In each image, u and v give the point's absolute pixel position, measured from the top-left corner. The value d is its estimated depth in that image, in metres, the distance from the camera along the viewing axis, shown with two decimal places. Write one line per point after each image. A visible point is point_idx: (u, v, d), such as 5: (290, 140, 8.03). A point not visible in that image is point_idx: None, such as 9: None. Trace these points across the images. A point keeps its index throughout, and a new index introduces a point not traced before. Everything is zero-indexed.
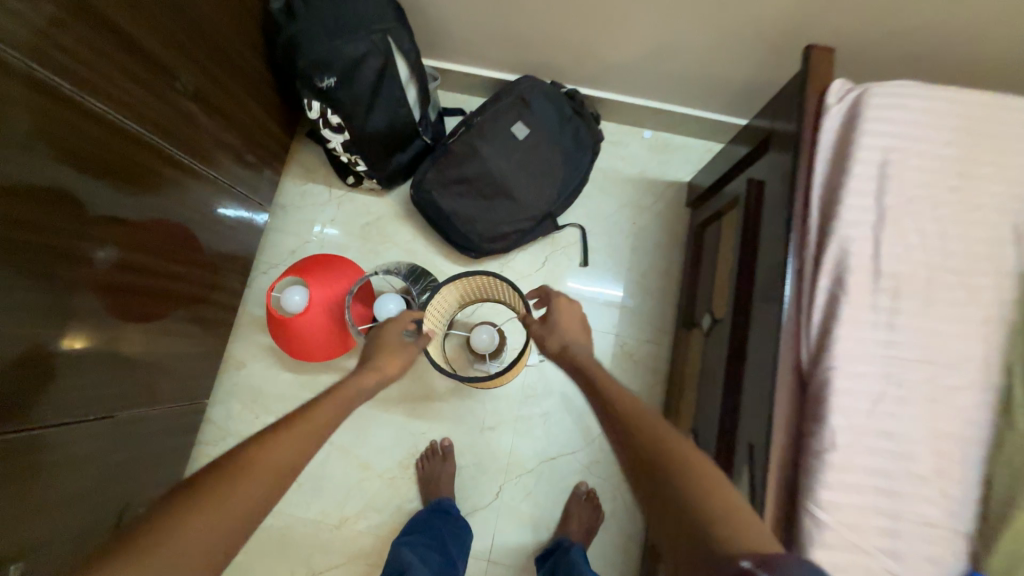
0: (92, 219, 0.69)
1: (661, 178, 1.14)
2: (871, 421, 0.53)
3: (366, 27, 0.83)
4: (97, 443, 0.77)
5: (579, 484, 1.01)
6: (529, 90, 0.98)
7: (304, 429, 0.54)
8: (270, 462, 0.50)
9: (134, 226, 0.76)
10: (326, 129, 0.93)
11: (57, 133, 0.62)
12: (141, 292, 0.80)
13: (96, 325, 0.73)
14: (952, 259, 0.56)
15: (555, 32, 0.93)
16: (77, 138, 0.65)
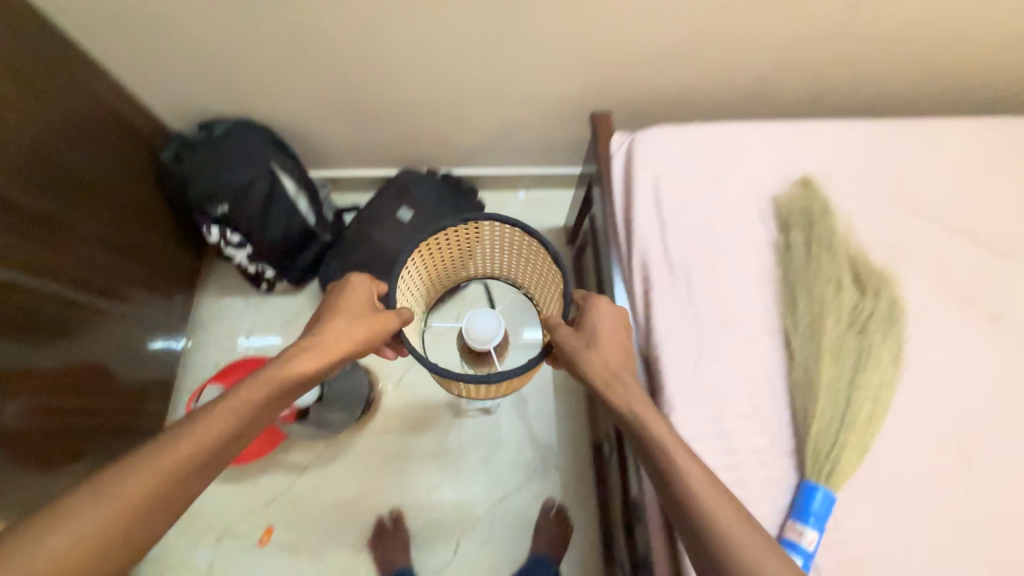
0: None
1: (541, 226, 1.33)
2: (696, 379, 0.66)
3: (250, 159, 0.98)
4: None
5: (549, 502, 1.07)
6: (409, 179, 1.16)
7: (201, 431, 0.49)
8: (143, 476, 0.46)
9: (42, 373, 0.79)
10: (229, 247, 1.03)
11: None
12: (51, 434, 0.81)
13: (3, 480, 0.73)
14: (722, 243, 0.74)
15: (415, 133, 1.12)
16: None
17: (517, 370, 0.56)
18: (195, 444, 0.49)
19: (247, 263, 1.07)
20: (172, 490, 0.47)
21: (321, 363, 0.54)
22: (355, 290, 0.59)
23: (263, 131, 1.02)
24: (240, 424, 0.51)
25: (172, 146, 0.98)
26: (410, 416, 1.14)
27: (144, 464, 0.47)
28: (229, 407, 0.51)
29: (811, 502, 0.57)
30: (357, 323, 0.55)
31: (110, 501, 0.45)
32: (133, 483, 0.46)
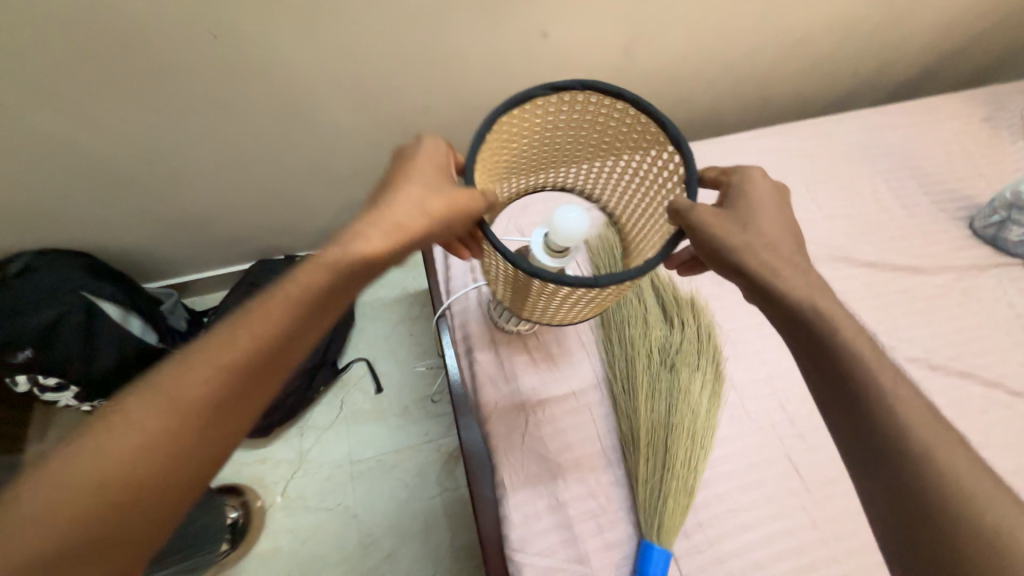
0: None
1: (420, 288, 1.30)
2: (527, 450, 0.63)
3: (53, 294, 0.88)
4: None
5: None
6: (257, 274, 1.09)
7: (213, 367, 0.41)
8: (185, 401, 0.40)
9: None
10: (47, 391, 0.93)
11: None
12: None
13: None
14: None
15: (256, 228, 1.08)
16: None
17: (637, 271, 0.42)
18: (207, 383, 0.40)
19: (77, 402, 0.97)
20: (191, 446, 0.39)
21: (401, 239, 0.46)
22: (423, 164, 0.49)
23: (71, 259, 0.93)
24: (268, 354, 0.43)
25: None
26: (300, 527, 1.04)
27: (145, 416, 0.39)
28: (230, 345, 0.41)
29: (648, 565, 0.55)
30: (402, 220, 0.45)
31: (109, 464, 0.37)
32: (132, 439, 0.38)
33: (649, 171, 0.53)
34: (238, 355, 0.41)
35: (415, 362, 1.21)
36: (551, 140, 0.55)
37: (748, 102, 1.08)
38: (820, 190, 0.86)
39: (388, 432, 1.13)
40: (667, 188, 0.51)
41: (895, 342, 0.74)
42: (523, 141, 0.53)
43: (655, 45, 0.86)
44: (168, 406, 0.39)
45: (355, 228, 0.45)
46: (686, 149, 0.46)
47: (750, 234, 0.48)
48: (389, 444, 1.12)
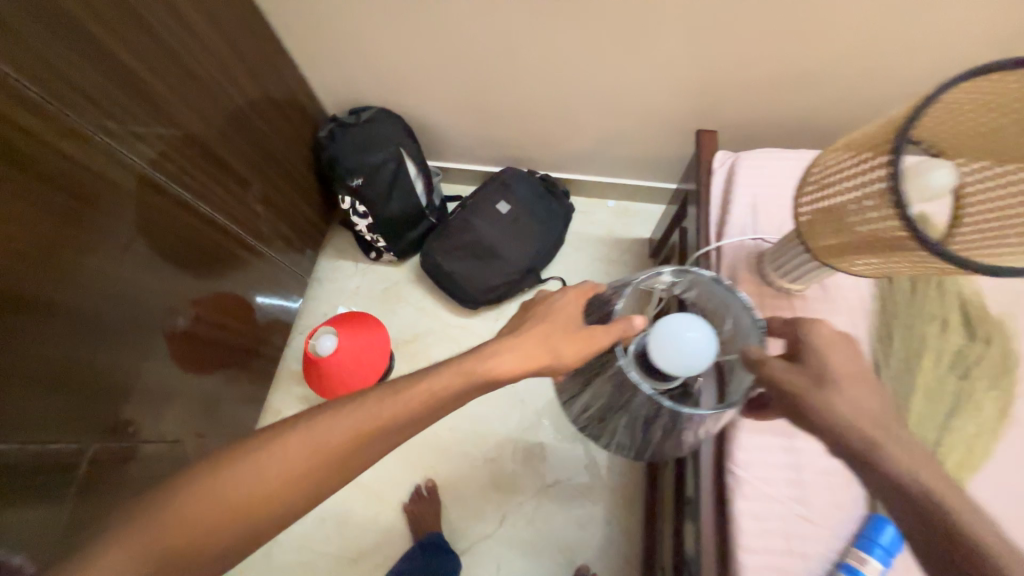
0: (189, 280, 0.96)
1: (628, 236, 1.37)
2: None
3: (386, 143, 1.14)
4: (156, 463, 0.97)
5: (594, 497, 1.09)
6: (510, 177, 1.26)
7: (339, 451, 0.53)
8: (312, 458, 0.52)
9: (192, 289, 0.97)
10: (354, 216, 1.20)
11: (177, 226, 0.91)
12: (197, 345, 1.01)
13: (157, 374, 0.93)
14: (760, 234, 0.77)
15: (524, 136, 1.22)
16: (185, 229, 0.92)
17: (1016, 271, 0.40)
18: (317, 452, 0.53)
19: (366, 231, 1.24)
20: (352, 457, 0.53)
21: (467, 378, 0.58)
22: (567, 304, 0.65)
23: (399, 121, 1.18)
24: (377, 441, 0.54)
25: (328, 126, 1.17)
26: None
27: (274, 455, 0.52)
28: (371, 420, 0.54)
29: (881, 535, 0.57)
30: (388, 421, 0.54)
31: (270, 465, 0.52)
32: (278, 466, 0.51)
33: None
34: (358, 436, 0.53)
35: None
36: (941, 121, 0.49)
37: None
38: None
39: None
40: None
41: None
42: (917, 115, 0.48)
43: None
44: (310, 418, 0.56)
45: (486, 350, 0.60)
46: None
47: (833, 384, 0.51)
48: None
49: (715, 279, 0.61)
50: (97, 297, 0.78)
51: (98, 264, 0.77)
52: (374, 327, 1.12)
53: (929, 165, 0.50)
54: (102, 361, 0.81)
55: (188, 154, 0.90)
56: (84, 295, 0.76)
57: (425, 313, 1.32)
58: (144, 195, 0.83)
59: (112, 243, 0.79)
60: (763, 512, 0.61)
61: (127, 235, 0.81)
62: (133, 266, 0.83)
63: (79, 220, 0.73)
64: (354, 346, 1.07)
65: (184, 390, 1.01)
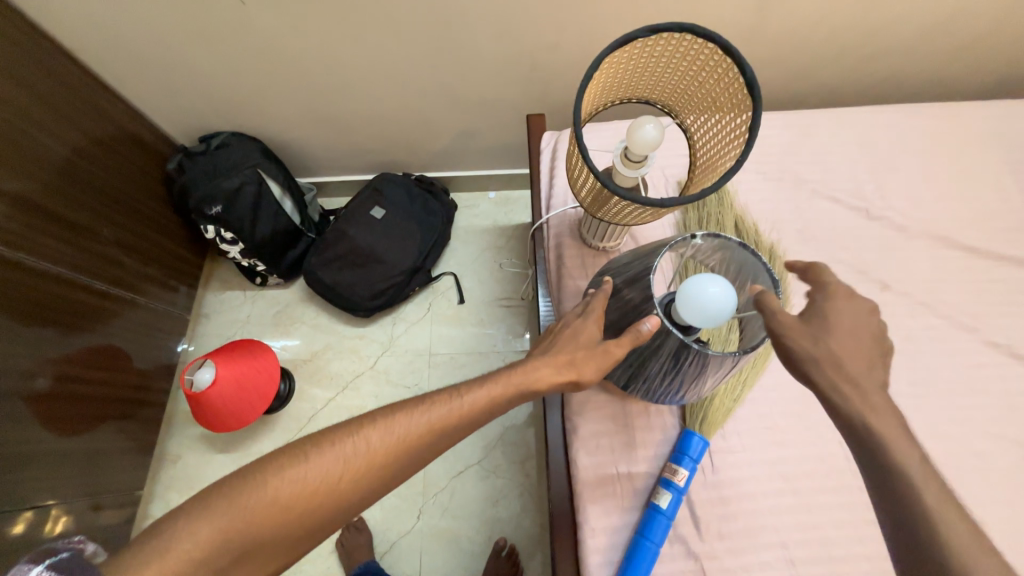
0: (47, 345, 0.92)
1: (511, 223, 1.43)
2: None
3: (240, 166, 1.13)
4: (45, 540, 0.92)
5: (503, 473, 1.14)
6: (381, 182, 1.29)
7: (366, 476, 0.54)
8: (345, 480, 0.54)
9: (48, 349, 0.92)
10: (224, 244, 1.18)
11: (18, 292, 0.86)
12: (64, 406, 0.96)
13: (25, 443, 0.88)
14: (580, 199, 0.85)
15: (385, 141, 1.25)
16: (29, 293, 0.88)
17: (695, 197, 0.47)
18: (351, 470, 0.54)
19: (241, 257, 1.21)
20: (424, 455, 0.56)
21: (500, 394, 0.58)
22: (585, 325, 0.60)
23: (253, 142, 1.17)
24: (403, 463, 0.55)
25: (177, 157, 1.13)
26: (384, 395, 1.25)
27: (317, 476, 0.53)
28: (397, 441, 0.55)
29: (689, 446, 0.65)
30: (424, 438, 0.56)
31: (305, 482, 0.53)
32: (315, 485, 0.53)
33: (725, 111, 0.53)
34: (390, 458, 0.55)
35: (495, 283, 1.36)
36: (634, 77, 0.58)
37: (874, 78, 1.05)
38: (935, 170, 0.84)
39: (463, 338, 1.30)
40: (738, 124, 0.52)
41: (978, 324, 0.74)
42: (613, 79, 0.56)
43: (789, 4, 0.88)
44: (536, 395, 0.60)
45: (525, 364, 0.59)
46: (758, 100, 0.47)
47: (826, 343, 0.49)
48: (463, 347, 1.29)
49: (741, 246, 0.55)
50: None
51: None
52: (260, 351, 1.11)
53: (642, 121, 0.55)
54: None
55: (20, 216, 0.86)
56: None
57: (320, 330, 1.32)
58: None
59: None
60: (595, 443, 0.68)
61: None
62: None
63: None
64: (237, 374, 1.06)
65: (59, 458, 0.95)
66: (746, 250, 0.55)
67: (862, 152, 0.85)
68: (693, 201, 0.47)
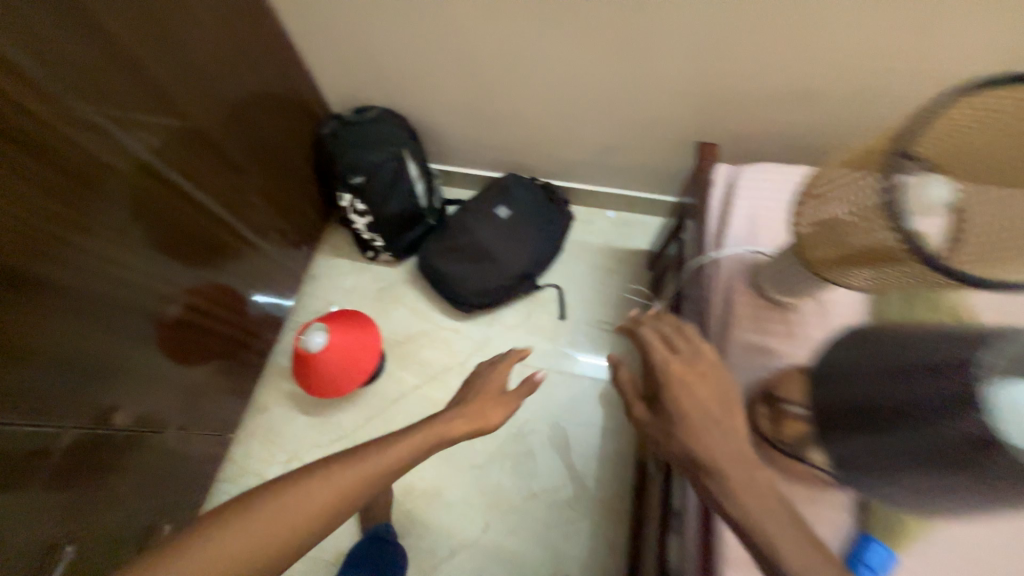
0: (175, 266, 0.94)
1: (626, 248, 1.37)
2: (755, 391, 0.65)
3: (388, 143, 1.15)
4: (138, 454, 0.95)
5: (578, 508, 1.07)
6: (511, 182, 1.27)
7: (343, 497, 0.55)
8: (282, 514, 0.52)
9: (179, 275, 0.95)
10: (353, 214, 1.20)
11: (159, 209, 0.88)
12: (185, 333, 1.00)
13: (137, 358, 0.90)
14: (757, 243, 0.77)
15: (525, 141, 1.23)
16: (169, 212, 0.90)
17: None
18: (336, 490, 0.55)
19: (364, 230, 1.24)
20: (357, 500, 0.57)
21: (429, 441, 0.66)
22: (494, 377, 0.81)
23: (402, 122, 1.19)
24: (351, 499, 0.56)
25: (331, 123, 1.17)
26: None
27: (305, 498, 0.54)
28: (381, 462, 0.60)
29: (870, 555, 0.56)
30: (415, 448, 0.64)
31: (315, 500, 0.54)
32: (305, 506, 0.53)
33: None
34: (377, 474, 0.59)
35: (600, 306, 1.29)
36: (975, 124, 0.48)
37: None
38: None
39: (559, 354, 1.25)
40: None
41: None
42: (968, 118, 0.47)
43: None
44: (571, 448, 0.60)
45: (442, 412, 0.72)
46: None
47: None
48: (556, 365, 1.24)
49: None
50: (76, 272, 0.75)
51: (77, 237, 0.75)
52: (366, 326, 1.11)
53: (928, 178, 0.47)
54: (69, 342, 0.77)
55: (182, 138, 0.89)
56: (62, 270, 0.73)
57: (417, 315, 1.31)
58: (132, 170, 0.81)
59: (96, 218, 0.77)
60: None
61: (99, 213, 0.77)
62: (114, 243, 0.81)
63: (62, 190, 0.71)
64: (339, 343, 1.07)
65: (169, 380, 0.99)
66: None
67: None
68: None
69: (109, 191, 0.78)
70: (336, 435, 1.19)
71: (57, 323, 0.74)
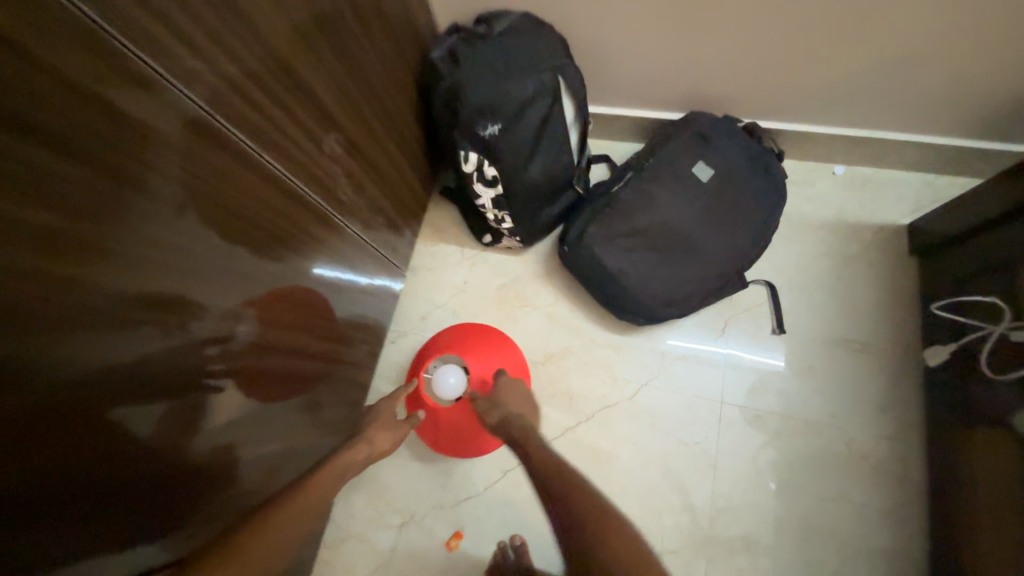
0: (243, 282, 0.56)
1: (870, 220, 0.90)
2: None
3: (537, 66, 0.73)
4: None
5: None
6: (708, 125, 0.82)
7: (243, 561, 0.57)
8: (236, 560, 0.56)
9: (256, 291, 0.59)
10: (479, 183, 0.81)
11: (237, 198, 0.53)
12: (262, 380, 0.63)
13: (227, 425, 0.59)
14: None
15: (746, 54, 0.78)
16: (249, 200, 0.55)
17: None
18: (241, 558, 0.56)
19: (492, 206, 0.84)
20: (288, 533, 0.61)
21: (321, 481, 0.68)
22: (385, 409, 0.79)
23: (552, 33, 0.77)
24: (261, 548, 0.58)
25: (445, 41, 0.76)
26: (647, 443, 0.85)
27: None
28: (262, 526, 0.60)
29: None
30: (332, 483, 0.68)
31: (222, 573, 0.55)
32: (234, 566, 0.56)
33: None
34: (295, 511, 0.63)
35: (836, 312, 0.86)
36: None
37: None
38: None
39: (781, 388, 0.84)
40: None
41: None
42: None
43: None
44: (540, 498, 0.60)
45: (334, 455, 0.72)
46: None
47: None
48: (776, 402, 0.83)
49: None
50: (112, 325, 0.41)
51: (107, 260, 0.40)
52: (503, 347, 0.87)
53: None
54: (133, 429, 0.46)
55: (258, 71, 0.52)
56: (88, 325, 0.40)
57: (561, 323, 0.93)
58: (182, 128, 0.45)
59: (137, 222, 0.42)
60: None
61: (153, 211, 0.43)
62: (174, 262, 0.46)
63: (59, 174, 0.35)
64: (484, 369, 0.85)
65: (254, 447, 0.65)
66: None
67: None
68: None
69: (149, 170, 0.42)
70: (466, 491, 0.88)
71: (93, 418, 0.42)
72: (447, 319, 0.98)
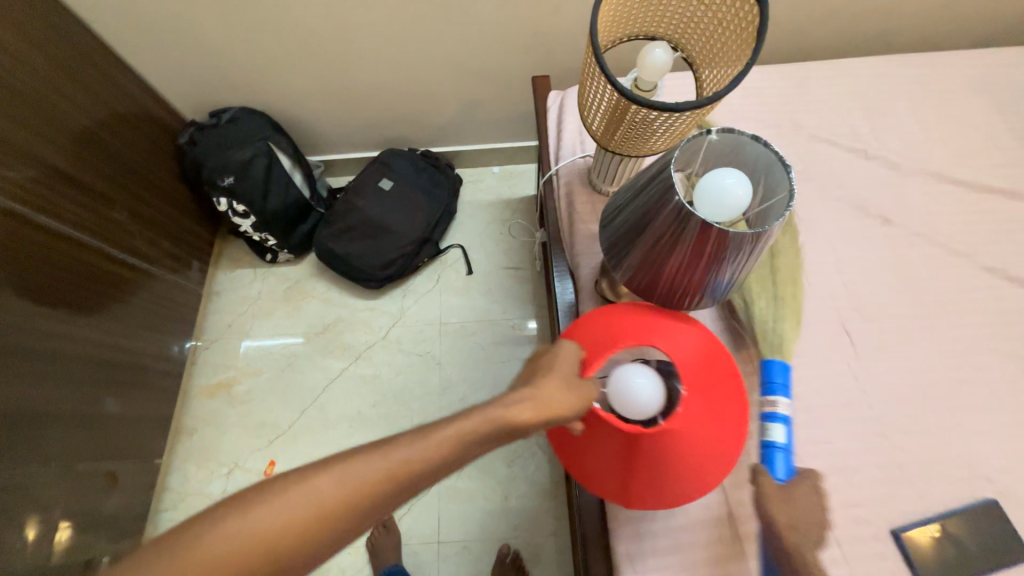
0: (64, 305, 0.93)
1: (515, 196, 1.45)
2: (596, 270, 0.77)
3: (250, 138, 1.15)
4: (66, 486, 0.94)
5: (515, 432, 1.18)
6: (387, 156, 1.31)
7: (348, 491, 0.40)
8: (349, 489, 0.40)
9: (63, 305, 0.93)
10: (235, 217, 1.20)
11: (26, 249, 0.86)
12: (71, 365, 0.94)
13: (45, 402, 0.89)
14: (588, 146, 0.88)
15: (393, 113, 1.28)
16: (37, 249, 0.88)
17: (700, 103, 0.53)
18: (354, 490, 0.40)
19: (253, 231, 1.23)
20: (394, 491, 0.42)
21: (444, 442, 0.43)
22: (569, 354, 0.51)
23: (263, 116, 1.19)
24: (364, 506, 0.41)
25: (188, 131, 1.16)
26: (396, 363, 1.27)
27: (295, 498, 0.39)
28: (385, 462, 0.41)
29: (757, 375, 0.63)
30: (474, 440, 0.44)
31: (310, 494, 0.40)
32: (321, 490, 0.40)
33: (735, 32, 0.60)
34: (426, 461, 0.42)
35: (501, 253, 1.38)
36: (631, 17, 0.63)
37: (864, 32, 1.08)
38: (923, 105, 0.86)
39: (475, 306, 1.32)
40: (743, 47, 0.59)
41: (973, 251, 0.76)
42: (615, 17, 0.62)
43: None
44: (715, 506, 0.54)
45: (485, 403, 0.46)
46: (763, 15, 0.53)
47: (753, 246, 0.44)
48: (471, 315, 1.31)
49: (756, 141, 0.47)
50: None
51: None
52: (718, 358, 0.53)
53: (650, 49, 0.58)
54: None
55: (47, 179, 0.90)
56: None
57: (332, 302, 1.34)
58: None
59: None
60: None
61: None
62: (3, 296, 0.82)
63: None
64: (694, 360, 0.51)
65: (86, 407, 0.98)
66: (762, 143, 0.46)
67: (864, 100, 0.87)
68: (704, 103, 0.53)
69: None
70: (277, 432, 1.21)
71: None
72: (247, 321, 1.32)
